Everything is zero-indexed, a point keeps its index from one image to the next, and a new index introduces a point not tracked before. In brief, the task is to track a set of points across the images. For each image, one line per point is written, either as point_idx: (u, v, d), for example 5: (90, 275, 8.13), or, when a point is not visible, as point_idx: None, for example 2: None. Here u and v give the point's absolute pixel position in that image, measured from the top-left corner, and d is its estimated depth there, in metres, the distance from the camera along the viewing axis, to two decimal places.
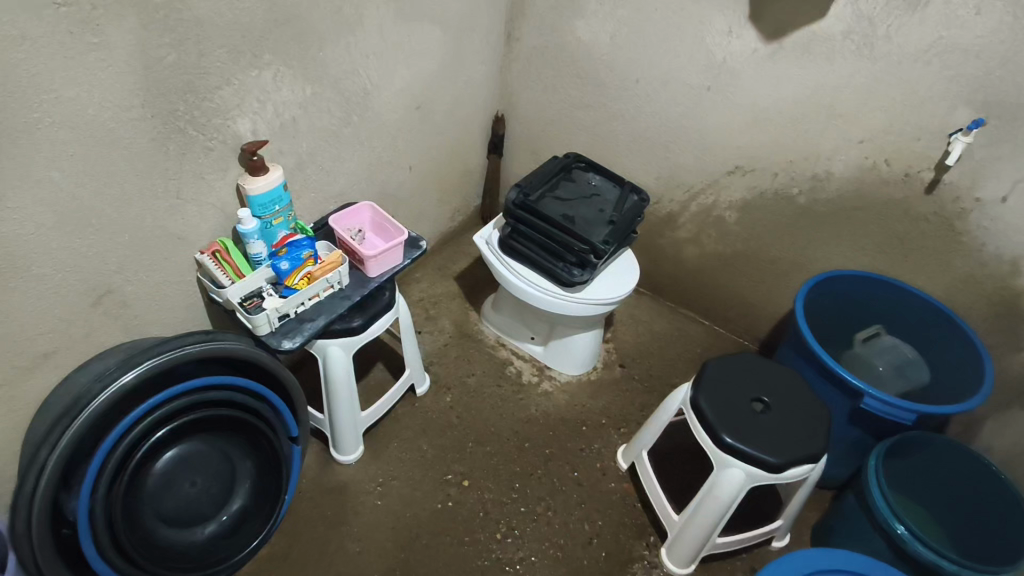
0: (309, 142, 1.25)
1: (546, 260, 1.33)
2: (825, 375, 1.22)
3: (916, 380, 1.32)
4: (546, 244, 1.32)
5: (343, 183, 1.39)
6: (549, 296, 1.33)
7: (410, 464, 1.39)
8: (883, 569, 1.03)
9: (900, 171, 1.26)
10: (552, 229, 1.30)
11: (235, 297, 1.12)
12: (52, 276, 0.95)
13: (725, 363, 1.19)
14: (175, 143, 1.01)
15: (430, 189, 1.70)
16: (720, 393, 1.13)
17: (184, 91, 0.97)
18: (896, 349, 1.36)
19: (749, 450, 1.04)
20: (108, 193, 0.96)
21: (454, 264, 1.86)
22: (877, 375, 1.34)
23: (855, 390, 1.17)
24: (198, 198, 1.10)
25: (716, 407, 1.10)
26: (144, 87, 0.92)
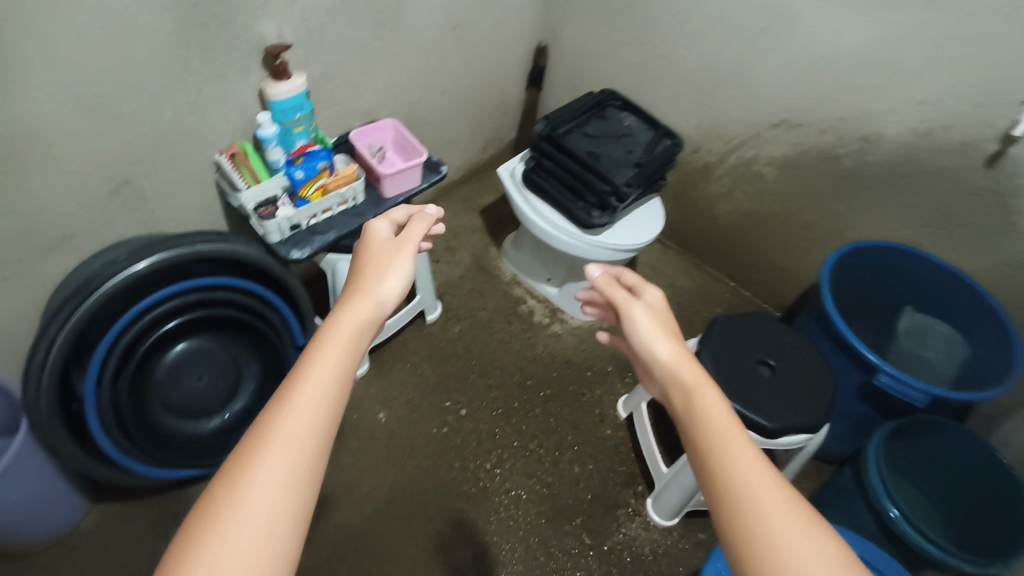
0: (336, 51, 1.21)
1: (566, 199, 1.29)
2: (840, 348, 1.17)
3: (965, 357, 1.26)
4: (568, 181, 1.28)
5: (370, 99, 1.36)
6: (566, 236, 1.30)
7: (412, 388, 1.42)
8: (865, 547, 1.02)
9: (958, 139, 1.16)
10: (575, 166, 1.26)
11: (249, 201, 1.12)
12: (71, 159, 0.96)
13: (736, 324, 1.15)
14: (197, 37, 0.99)
15: (462, 116, 1.65)
16: (727, 352, 1.09)
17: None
18: (936, 332, 1.31)
19: (744, 411, 1.01)
20: (127, 82, 0.96)
21: (480, 196, 1.83)
22: (924, 361, 1.29)
23: (870, 365, 1.12)
24: (219, 97, 1.09)
25: (720, 365, 1.07)
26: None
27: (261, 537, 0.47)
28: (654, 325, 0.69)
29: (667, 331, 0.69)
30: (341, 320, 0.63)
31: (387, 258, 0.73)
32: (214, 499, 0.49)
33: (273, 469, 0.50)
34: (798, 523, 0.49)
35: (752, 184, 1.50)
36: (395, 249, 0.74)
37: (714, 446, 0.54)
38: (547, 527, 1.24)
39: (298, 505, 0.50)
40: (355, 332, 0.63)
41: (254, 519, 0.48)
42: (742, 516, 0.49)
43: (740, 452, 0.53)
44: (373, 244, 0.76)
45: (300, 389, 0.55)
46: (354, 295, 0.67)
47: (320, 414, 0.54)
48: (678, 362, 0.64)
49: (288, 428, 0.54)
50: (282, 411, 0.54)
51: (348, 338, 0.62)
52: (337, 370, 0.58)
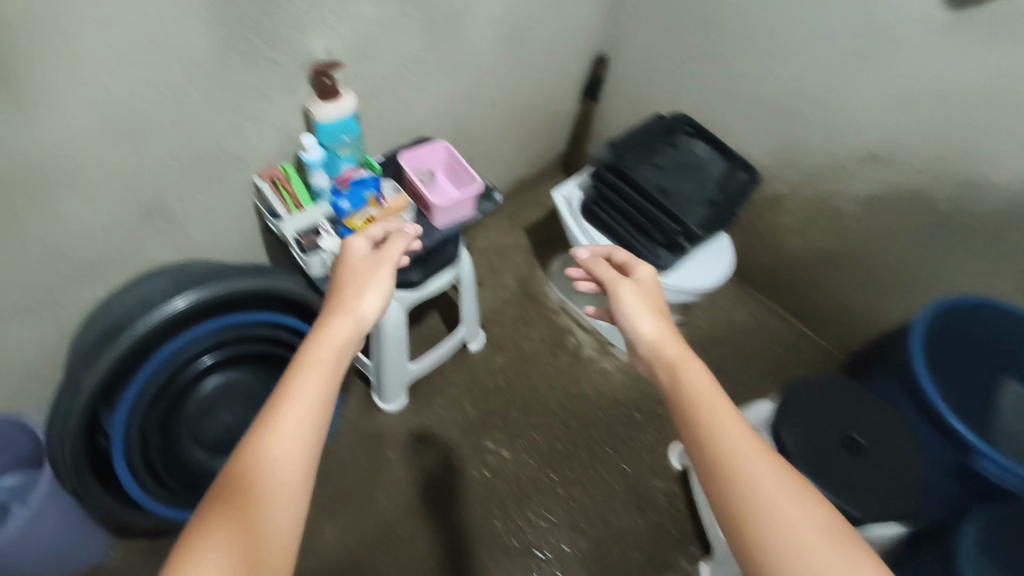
0: (389, 67, 1.11)
1: (630, 235, 1.20)
2: (932, 422, 1.06)
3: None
4: (634, 217, 1.18)
5: (421, 116, 1.26)
6: None
7: (450, 426, 1.33)
8: None
9: None
10: (643, 201, 1.16)
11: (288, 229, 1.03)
12: (101, 186, 0.88)
13: (818, 393, 1.04)
14: (241, 54, 0.90)
15: (512, 130, 1.54)
16: (809, 423, 1.00)
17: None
18: None
19: (829, 497, 0.92)
20: (163, 103, 0.87)
21: (526, 213, 1.73)
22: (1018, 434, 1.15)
23: (969, 446, 1.01)
24: (261, 117, 0.99)
25: (800, 438, 0.98)
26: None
27: (269, 534, 0.53)
28: (639, 310, 0.76)
29: (652, 309, 0.78)
30: (324, 341, 0.68)
31: (364, 273, 0.80)
32: (213, 510, 0.53)
33: (274, 486, 0.55)
34: (781, 476, 0.56)
35: (828, 219, 1.38)
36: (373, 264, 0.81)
37: (696, 422, 0.61)
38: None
39: (300, 515, 0.55)
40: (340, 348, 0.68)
41: (259, 522, 0.53)
42: (730, 484, 0.56)
43: (719, 418, 0.60)
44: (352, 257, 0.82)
45: (288, 407, 0.60)
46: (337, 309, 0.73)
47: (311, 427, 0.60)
48: (663, 343, 0.71)
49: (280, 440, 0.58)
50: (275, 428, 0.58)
51: (336, 356, 0.67)
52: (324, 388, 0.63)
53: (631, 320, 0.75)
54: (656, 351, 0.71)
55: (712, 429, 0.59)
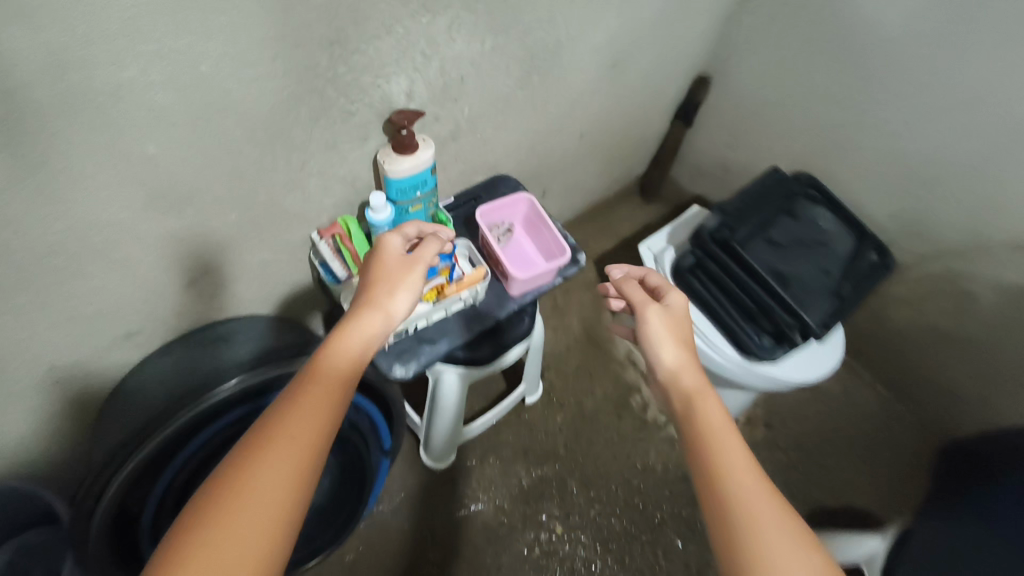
0: (474, 105, 0.94)
1: (731, 315, 1.04)
2: None
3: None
4: (739, 297, 1.02)
5: (500, 153, 1.09)
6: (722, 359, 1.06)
7: (502, 495, 1.23)
8: None
9: None
10: (752, 283, 1.00)
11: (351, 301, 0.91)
12: (140, 258, 0.75)
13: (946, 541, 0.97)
14: (308, 107, 0.74)
15: (595, 157, 1.36)
16: None
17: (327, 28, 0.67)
18: None
19: None
20: (214, 167, 0.72)
21: (597, 243, 1.56)
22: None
23: None
24: (325, 172, 0.84)
25: None
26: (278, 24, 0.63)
27: (245, 529, 0.48)
28: (660, 334, 0.70)
29: (682, 340, 0.71)
30: (340, 337, 0.63)
31: (400, 273, 0.70)
32: (212, 488, 0.50)
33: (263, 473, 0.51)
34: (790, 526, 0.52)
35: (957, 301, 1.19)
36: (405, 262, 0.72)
37: (711, 464, 0.56)
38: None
39: (298, 508, 0.51)
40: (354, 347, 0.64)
41: (260, 504, 0.49)
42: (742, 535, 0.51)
43: (734, 459, 0.56)
44: (387, 252, 0.73)
45: (294, 406, 0.56)
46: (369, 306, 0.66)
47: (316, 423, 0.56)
48: (682, 373, 0.66)
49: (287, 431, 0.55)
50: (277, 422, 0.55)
51: (352, 355, 0.63)
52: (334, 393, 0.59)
53: (651, 346, 0.70)
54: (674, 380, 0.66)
55: (726, 475, 0.55)
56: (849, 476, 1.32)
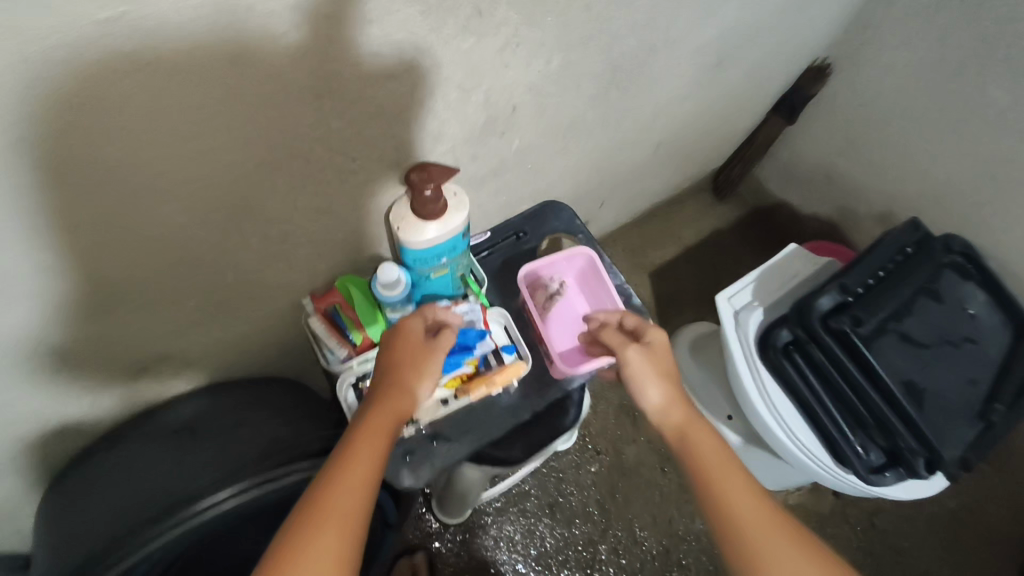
0: (529, 136, 0.69)
1: (831, 416, 0.82)
2: None
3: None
4: (847, 397, 0.80)
5: (554, 179, 0.84)
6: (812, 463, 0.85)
7: (521, 561, 1.08)
8: None
9: None
10: (870, 390, 0.77)
11: (349, 388, 0.70)
12: (60, 363, 0.55)
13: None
14: (289, 174, 0.51)
15: (669, 163, 1.09)
16: None
17: (311, 72, 0.42)
18: None
19: None
20: (153, 260, 0.50)
21: (655, 252, 1.31)
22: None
23: None
24: (318, 238, 0.62)
25: None
26: (224, 75, 0.39)
27: None
28: (647, 370, 0.63)
29: (671, 374, 0.64)
30: (371, 419, 0.55)
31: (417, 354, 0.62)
32: None
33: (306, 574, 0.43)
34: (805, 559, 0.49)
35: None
36: (428, 350, 0.63)
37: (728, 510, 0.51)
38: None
39: None
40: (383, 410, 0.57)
41: None
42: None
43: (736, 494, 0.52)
44: (411, 334, 0.63)
45: (326, 496, 0.47)
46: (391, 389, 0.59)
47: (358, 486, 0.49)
48: (671, 407, 0.61)
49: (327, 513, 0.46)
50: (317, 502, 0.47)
51: (380, 431, 0.55)
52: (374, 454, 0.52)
53: (637, 384, 0.63)
54: (666, 418, 0.60)
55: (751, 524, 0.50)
56: (923, 566, 1.14)
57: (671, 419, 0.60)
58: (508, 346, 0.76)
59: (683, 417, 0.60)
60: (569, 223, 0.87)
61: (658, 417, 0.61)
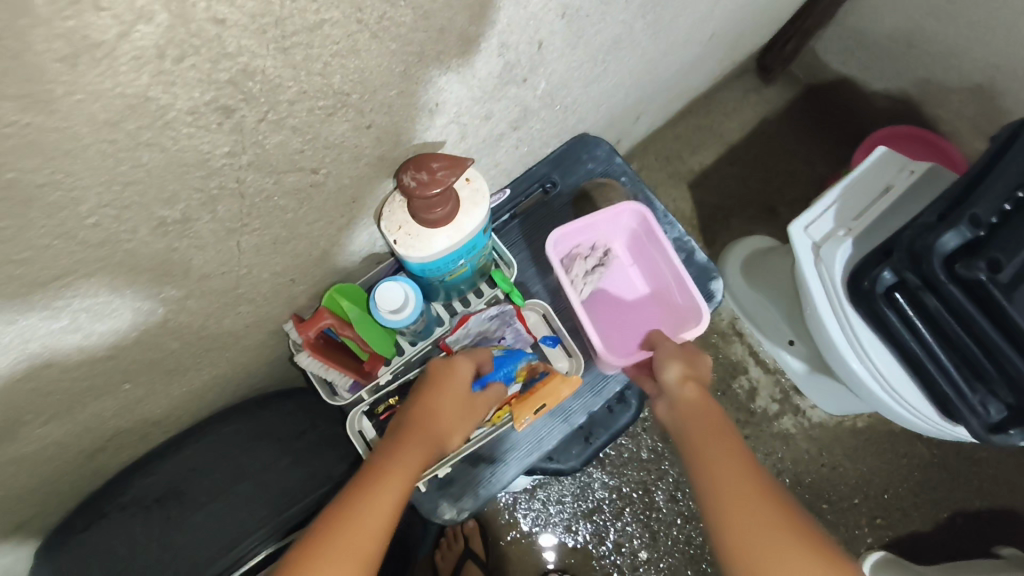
0: (557, 71, 0.48)
1: (936, 368, 0.66)
2: None
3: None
4: (965, 347, 0.64)
5: (585, 108, 0.63)
6: (912, 415, 0.72)
7: (573, 520, 0.99)
8: None
9: None
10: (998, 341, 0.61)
11: (365, 419, 0.56)
12: None
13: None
14: (212, 214, 0.32)
15: (718, 50, 0.85)
16: None
17: (208, 72, 0.24)
18: None
19: None
20: (38, 366, 0.34)
21: (695, 156, 1.09)
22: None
23: None
24: (283, 266, 0.44)
25: None
26: (43, 121, 0.21)
27: None
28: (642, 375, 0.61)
29: None
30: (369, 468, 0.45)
31: (450, 390, 0.52)
32: None
33: None
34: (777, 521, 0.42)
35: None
36: (469, 402, 0.53)
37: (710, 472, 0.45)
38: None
39: None
40: (407, 449, 0.47)
41: None
42: None
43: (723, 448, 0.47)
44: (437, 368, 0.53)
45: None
46: (419, 432, 0.49)
47: (359, 550, 0.39)
48: (685, 386, 0.54)
49: None
50: (306, 562, 0.38)
51: (383, 480, 0.44)
52: (394, 508, 0.42)
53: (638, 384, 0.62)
54: (684, 398, 0.53)
55: (725, 488, 0.44)
56: (1014, 478, 1.03)
57: (687, 396, 0.54)
58: (550, 338, 0.60)
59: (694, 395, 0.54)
60: (607, 163, 0.67)
61: (673, 394, 0.55)
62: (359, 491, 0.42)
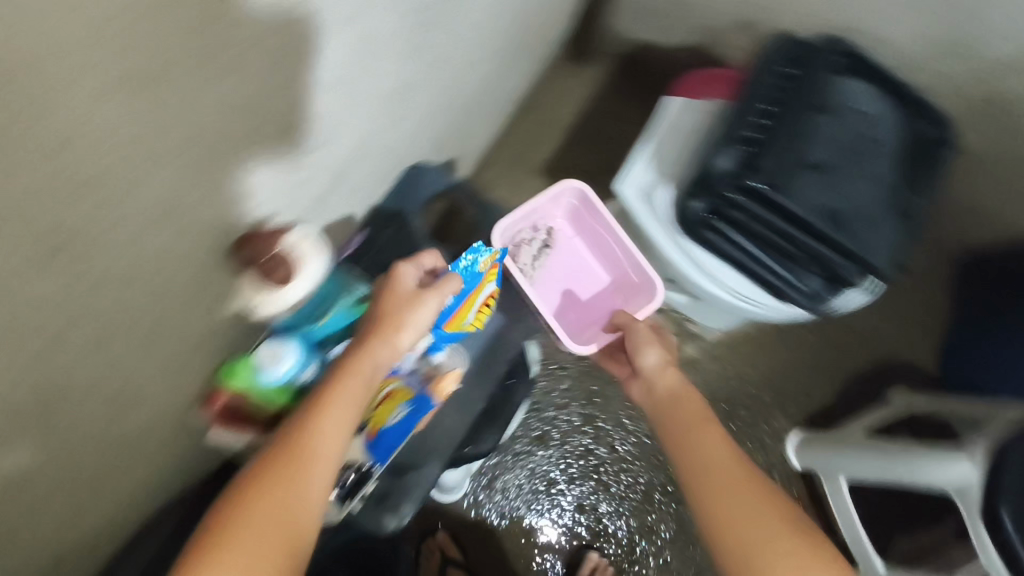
0: (353, 127, 0.57)
1: (759, 268, 0.75)
2: None
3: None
4: (772, 246, 0.74)
5: (404, 142, 0.72)
6: (759, 308, 0.84)
7: (534, 498, 1.07)
8: None
9: None
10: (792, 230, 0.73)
11: None
12: None
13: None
14: (73, 335, 0.38)
15: (518, 55, 0.96)
16: None
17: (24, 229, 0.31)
18: None
19: None
20: None
21: (541, 147, 1.21)
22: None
23: None
24: (163, 358, 0.50)
25: None
26: None
27: None
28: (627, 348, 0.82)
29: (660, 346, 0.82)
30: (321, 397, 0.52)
31: (397, 315, 0.56)
32: None
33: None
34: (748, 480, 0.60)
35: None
36: (418, 297, 0.57)
37: (690, 448, 0.64)
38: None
39: None
40: (355, 373, 0.53)
41: None
42: (720, 512, 0.58)
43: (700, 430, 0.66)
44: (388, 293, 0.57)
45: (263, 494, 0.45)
46: (376, 337, 0.55)
47: (312, 474, 0.47)
48: (666, 381, 0.73)
49: (261, 512, 0.44)
50: (265, 481, 0.46)
51: (332, 411, 0.51)
52: (339, 434, 0.50)
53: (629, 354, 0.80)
54: (665, 390, 0.73)
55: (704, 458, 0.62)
56: (882, 332, 1.20)
57: (665, 384, 0.74)
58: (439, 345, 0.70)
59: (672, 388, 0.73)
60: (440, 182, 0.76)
61: (652, 378, 0.75)
62: (311, 418, 0.50)
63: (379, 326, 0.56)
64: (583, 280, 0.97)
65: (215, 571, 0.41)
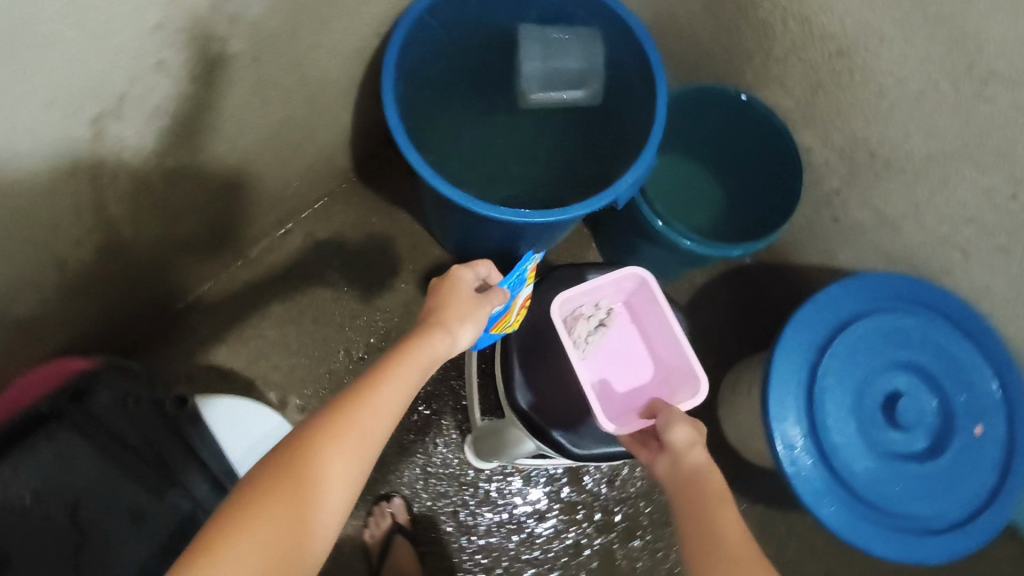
0: None
1: None
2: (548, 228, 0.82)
3: (590, 27, 0.88)
4: None
5: None
6: None
7: None
8: (839, 301, 0.85)
9: None
10: None
11: None
12: None
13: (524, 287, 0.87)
14: None
15: None
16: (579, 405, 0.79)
17: None
18: (551, 49, 0.86)
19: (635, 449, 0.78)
20: None
21: None
22: (571, 74, 0.87)
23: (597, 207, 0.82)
24: None
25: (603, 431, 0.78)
26: None
27: (247, 538, 0.46)
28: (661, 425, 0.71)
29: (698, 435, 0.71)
30: (403, 347, 0.61)
31: (471, 308, 0.68)
32: (253, 486, 0.49)
33: (299, 485, 0.49)
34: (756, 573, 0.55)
35: (176, 146, 0.76)
36: (477, 301, 0.70)
37: (704, 509, 0.62)
38: (628, 496, 1.10)
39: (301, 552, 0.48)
40: (429, 338, 0.63)
41: (279, 518, 0.48)
42: None
43: (720, 506, 0.62)
44: (458, 289, 0.70)
45: (340, 413, 0.53)
46: (435, 326, 0.65)
47: (380, 408, 0.55)
48: (696, 453, 0.67)
49: (347, 438, 0.52)
50: (364, 391, 0.55)
51: (403, 366, 0.59)
52: (395, 403, 0.56)
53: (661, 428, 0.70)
54: (687, 456, 0.67)
55: (726, 529, 0.60)
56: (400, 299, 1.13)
57: (691, 460, 0.67)
58: None
59: (698, 460, 0.67)
60: None
61: (676, 454, 0.68)
62: (390, 361, 0.59)
63: (457, 315, 0.67)
64: (627, 372, 0.81)
65: (277, 493, 0.48)
